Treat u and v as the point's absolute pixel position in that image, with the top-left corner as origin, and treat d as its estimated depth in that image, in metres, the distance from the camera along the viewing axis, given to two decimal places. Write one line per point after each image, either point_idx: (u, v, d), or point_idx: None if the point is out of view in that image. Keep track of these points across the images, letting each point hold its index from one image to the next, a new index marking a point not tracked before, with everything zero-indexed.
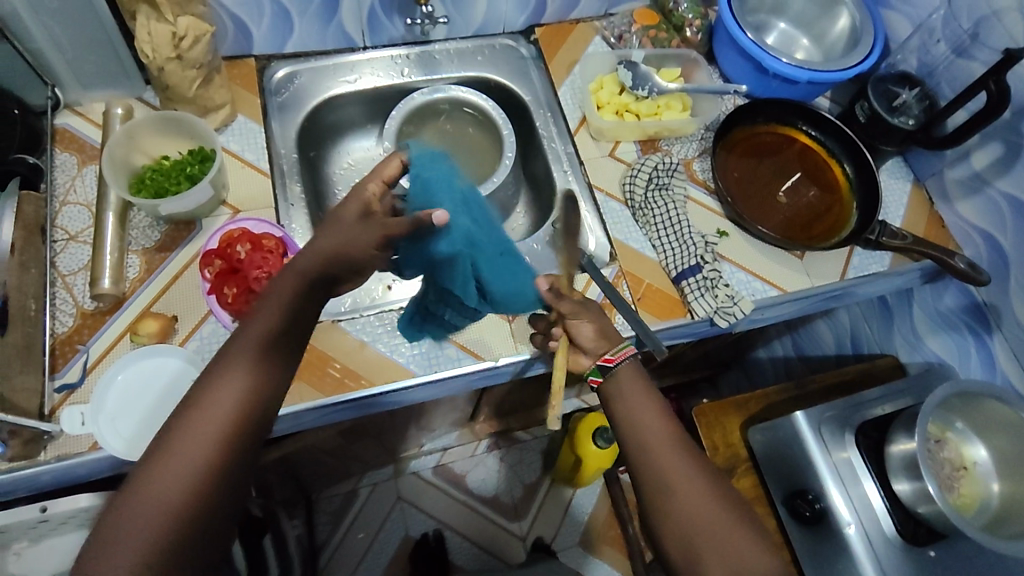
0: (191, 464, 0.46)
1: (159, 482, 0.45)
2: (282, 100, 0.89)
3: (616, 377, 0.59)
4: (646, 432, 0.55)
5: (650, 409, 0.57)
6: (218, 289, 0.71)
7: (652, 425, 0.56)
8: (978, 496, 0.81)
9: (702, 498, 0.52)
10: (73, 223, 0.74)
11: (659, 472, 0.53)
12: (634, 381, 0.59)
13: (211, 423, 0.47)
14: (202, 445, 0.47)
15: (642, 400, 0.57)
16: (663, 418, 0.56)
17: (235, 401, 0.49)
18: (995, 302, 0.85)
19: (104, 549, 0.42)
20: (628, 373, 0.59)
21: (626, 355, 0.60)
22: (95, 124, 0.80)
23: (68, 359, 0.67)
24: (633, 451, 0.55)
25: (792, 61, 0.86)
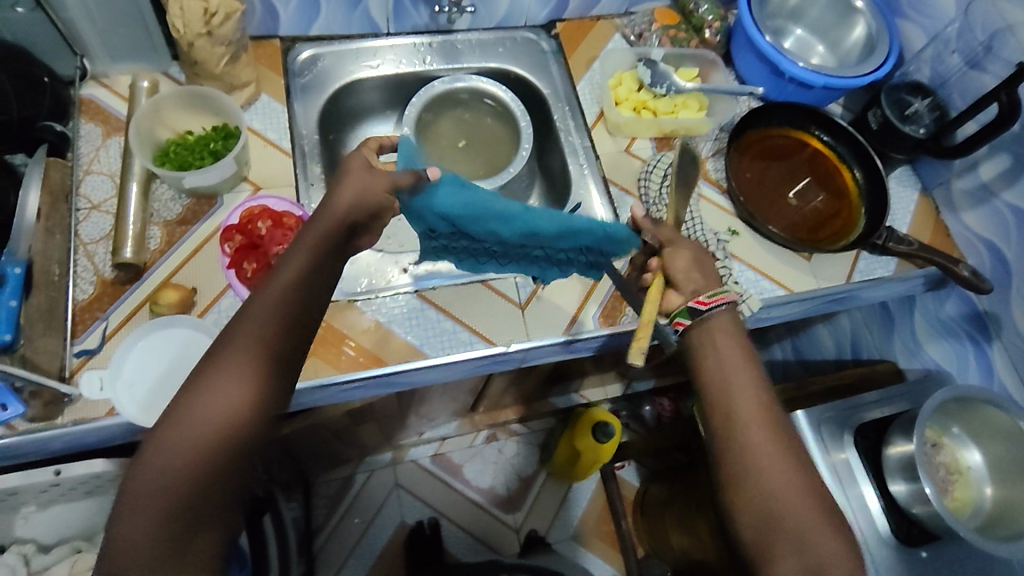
0: (198, 447, 0.46)
1: (168, 462, 0.45)
2: (305, 81, 0.90)
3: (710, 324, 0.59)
4: (737, 399, 0.55)
5: (745, 373, 0.56)
6: (237, 263, 0.72)
7: (745, 392, 0.55)
8: (971, 499, 0.82)
9: (788, 476, 0.51)
10: (96, 193, 0.75)
11: (748, 440, 0.53)
12: (730, 344, 0.58)
13: (220, 406, 0.47)
14: (209, 429, 0.47)
15: (736, 365, 0.56)
16: (756, 388, 0.56)
17: (245, 384, 0.48)
18: (996, 311, 0.87)
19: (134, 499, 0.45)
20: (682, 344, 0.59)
21: (720, 300, 0.59)
22: (121, 97, 0.81)
23: (88, 326, 0.68)
24: (718, 414, 0.55)
25: (809, 66, 0.88)
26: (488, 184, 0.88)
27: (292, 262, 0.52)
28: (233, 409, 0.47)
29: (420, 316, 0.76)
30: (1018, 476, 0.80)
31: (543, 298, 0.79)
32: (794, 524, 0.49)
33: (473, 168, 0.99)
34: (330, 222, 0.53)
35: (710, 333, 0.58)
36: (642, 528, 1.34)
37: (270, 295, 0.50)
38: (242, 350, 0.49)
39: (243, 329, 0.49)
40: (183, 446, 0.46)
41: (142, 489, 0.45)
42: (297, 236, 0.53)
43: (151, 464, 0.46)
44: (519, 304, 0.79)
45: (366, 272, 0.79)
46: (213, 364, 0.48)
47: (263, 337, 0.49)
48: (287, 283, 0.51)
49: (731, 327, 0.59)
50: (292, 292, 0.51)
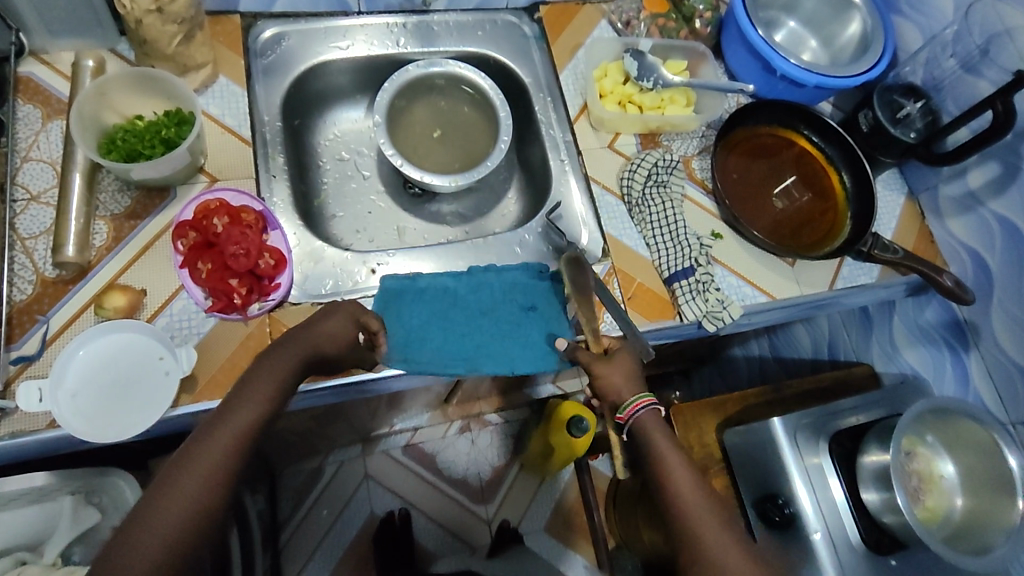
0: (193, 505, 0.47)
1: (165, 516, 0.46)
2: (268, 63, 0.83)
3: (640, 426, 0.61)
4: (679, 487, 0.58)
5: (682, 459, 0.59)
6: (191, 263, 0.67)
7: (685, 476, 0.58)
8: (942, 509, 0.82)
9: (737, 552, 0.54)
10: (35, 182, 0.69)
11: (697, 526, 0.56)
12: (662, 441, 0.60)
13: (182, 497, 0.47)
14: (199, 489, 0.48)
15: (676, 459, 0.59)
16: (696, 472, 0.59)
17: (205, 478, 0.48)
18: (975, 320, 0.86)
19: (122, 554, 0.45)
20: (649, 423, 0.61)
21: (634, 410, 0.61)
22: (63, 76, 0.74)
23: (26, 329, 0.63)
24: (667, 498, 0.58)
25: (801, 63, 0.84)
26: (463, 179, 0.83)
27: (266, 372, 0.55)
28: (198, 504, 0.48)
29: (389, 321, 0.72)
30: (992, 489, 0.79)
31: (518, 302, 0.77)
32: None
33: (448, 160, 0.92)
34: (306, 346, 0.59)
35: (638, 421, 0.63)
36: (612, 521, 1.33)
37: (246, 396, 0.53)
38: (215, 446, 0.50)
39: (246, 394, 0.53)
40: (179, 502, 0.47)
41: (137, 544, 0.45)
42: (268, 353, 0.57)
43: (111, 565, 0.44)
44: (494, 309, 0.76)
45: (331, 272, 0.75)
46: (176, 459, 0.49)
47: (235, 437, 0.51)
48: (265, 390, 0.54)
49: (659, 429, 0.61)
50: (271, 397, 0.54)
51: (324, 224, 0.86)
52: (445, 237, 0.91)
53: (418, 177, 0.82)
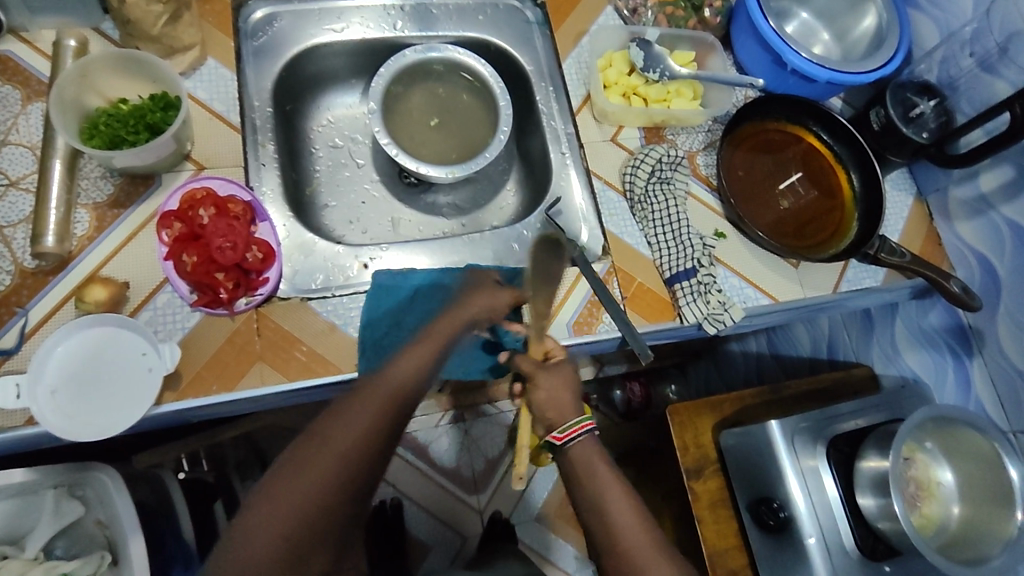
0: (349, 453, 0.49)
1: (324, 459, 0.48)
2: (259, 45, 0.80)
3: (577, 454, 0.58)
4: (626, 538, 0.53)
5: (626, 505, 0.55)
6: (176, 255, 0.65)
7: (632, 526, 0.54)
8: (937, 517, 0.81)
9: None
10: (13, 167, 0.66)
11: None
12: (601, 468, 0.57)
13: (291, 505, 0.47)
14: (356, 439, 0.49)
15: (614, 491, 0.55)
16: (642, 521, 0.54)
17: (323, 474, 0.48)
18: (980, 326, 0.85)
19: (280, 482, 0.48)
20: (584, 450, 0.58)
21: (576, 432, 0.58)
22: (44, 55, 0.71)
23: (4, 322, 0.61)
24: (612, 550, 0.53)
25: (812, 57, 0.81)
26: (460, 170, 0.80)
27: (388, 379, 0.53)
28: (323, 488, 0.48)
29: (380, 321, 0.69)
30: (989, 502, 0.78)
31: None
32: None
33: (445, 150, 0.88)
34: (433, 346, 0.58)
35: (571, 463, 0.58)
36: None
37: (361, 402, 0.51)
38: (326, 454, 0.48)
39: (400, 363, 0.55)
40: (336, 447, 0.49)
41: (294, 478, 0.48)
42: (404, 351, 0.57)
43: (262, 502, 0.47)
44: None
45: (322, 266, 0.73)
46: (300, 447, 0.49)
47: (348, 446, 0.49)
48: (383, 399, 0.52)
49: (595, 456, 0.58)
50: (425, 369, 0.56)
51: (316, 214, 0.84)
52: (441, 230, 0.89)
53: (414, 168, 0.80)
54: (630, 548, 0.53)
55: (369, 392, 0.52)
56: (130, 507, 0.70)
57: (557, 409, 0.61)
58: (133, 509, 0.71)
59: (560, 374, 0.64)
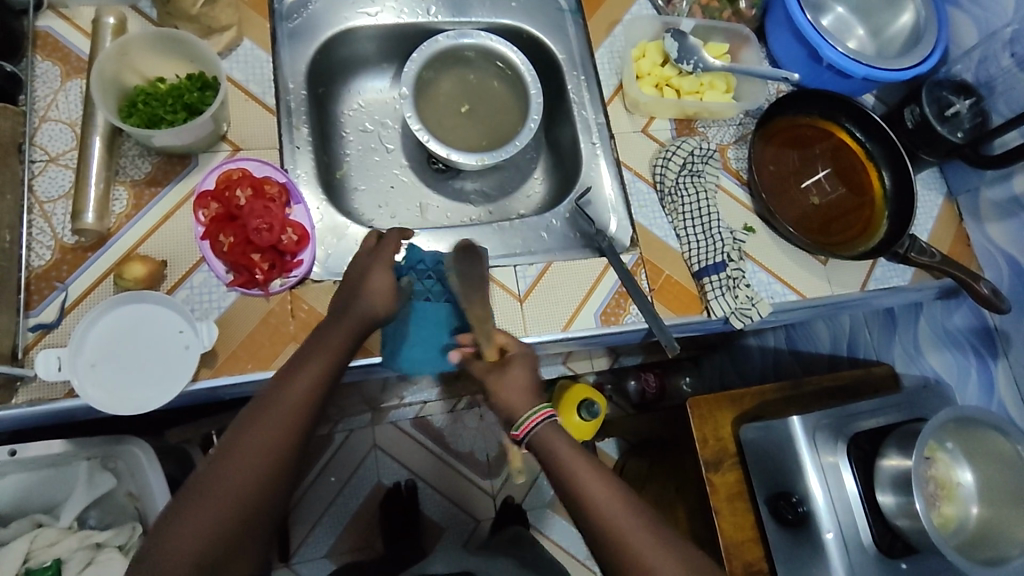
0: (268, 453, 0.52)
1: (244, 462, 0.51)
2: (294, 27, 0.80)
3: (542, 440, 0.57)
4: (601, 510, 0.53)
5: (603, 485, 0.54)
6: (212, 235, 0.66)
7: (610, 500, 0.53)
8: (957, 517, 0.81)
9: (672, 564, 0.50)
10: (53, 143, 0.67)
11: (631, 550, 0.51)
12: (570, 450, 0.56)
13: (212, 503, 0.49)
14: (272, 438, 0.53)
15: (585, 472, 0.55)
16: (620, 495, 0.54)
17: (252, 474, 0.51)
18: (1006, 329, 0.85)
19: (203, 491, 0.50)
20: (550, 431, 0.57)
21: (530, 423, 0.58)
22: (82, 32, 0.71)
23: (44, 297, 0.62)
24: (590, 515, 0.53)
25: (849, 52, 0.80)
26: (490, 157, 0.80)
27: (298, 382, 0.56)
28: (249, 486, 0.50)
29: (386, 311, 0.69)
30: (1010, 501, 0.79)
31: (549, 284, 0.75)
32: None
33: (475, 137, 0.88)
34: (340, 337, 0.60)
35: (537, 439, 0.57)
36: None
37: (272, 403, 0.54)
38: (251, 448, 0.52)
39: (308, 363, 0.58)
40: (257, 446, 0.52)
41: (219, 483, 0.50)
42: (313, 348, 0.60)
43: (183, 513, 0.49)
44: (518, 296, 0.74)
45: (355, 250, 0.74)
46: (222, 455, 0.52)
47: (270, 440, 0.52)
48: (298, 398, 0.55)
49: (558, 436, 0.57)
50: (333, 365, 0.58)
51: (345, 197, 0.84)
52: (469, 217, 0.89)
53: (444, 154, 0.80)
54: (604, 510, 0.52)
55: (282, 392, 0.55)
56: (162, 480, 0.71)
57: (511, 406, 0.60)
58: (165, 482, 0.73)
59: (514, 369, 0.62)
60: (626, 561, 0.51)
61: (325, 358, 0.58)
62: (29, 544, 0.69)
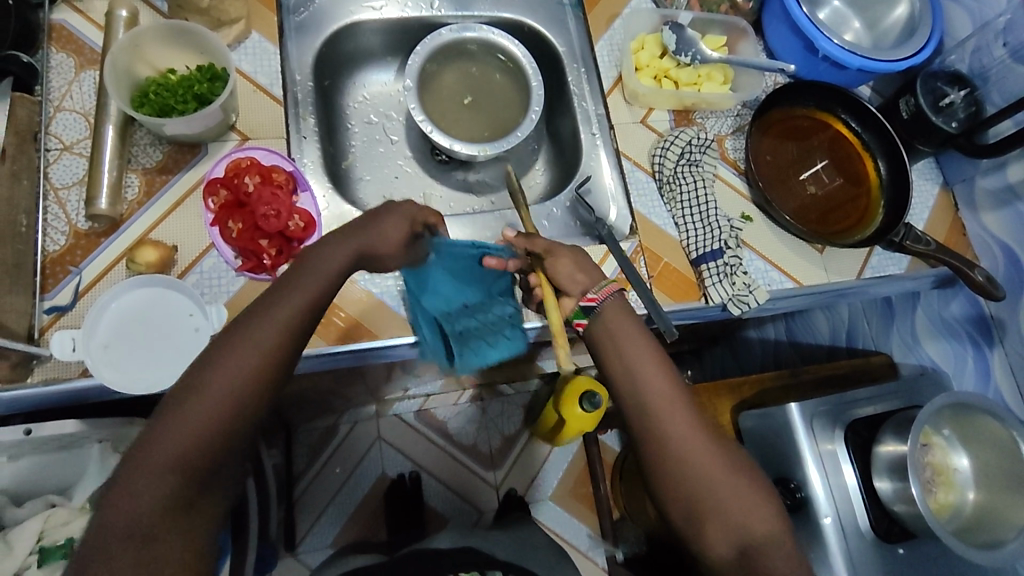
0: (259, 356, 0.51)
1: (228, 365, 0.50)
2: (301, 20, 0.82)
3: (605, 314, 0.61)
4: (653, 396, 0.57)
5: (658, 370, 0.58)
6: (221, 222, 0.68)
7: (660, 389, 0.57)
8: (952, 502, 0.83)
9: (709, 465, 0.54)
10: (68, 132, 0.69)
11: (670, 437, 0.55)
12: (630, 325, 0.61)
13: (179, 443, 0.47)
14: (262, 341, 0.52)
15: (643, 357, 0.59)
16: (672, 385, 0.58)
17: (240, 376, 0.50)
18: (1002, 316, 0.87)
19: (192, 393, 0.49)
20: (613, 309, 0.61)
21: (607, 291, 0.62)
22: (95, 25, 0.73)
23: (59, 280, 0.64)
24: (642, 410, 0.57)
25: (845, 44, 0.81)
26: (492, 147, 0.82)
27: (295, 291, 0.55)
28: (232, 391, 0.50)
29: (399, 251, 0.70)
30: (1006, 486, 0.79)
31: None
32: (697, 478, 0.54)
33: (477, 129, 0.90)
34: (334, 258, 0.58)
35: (607, 328, 0.61)
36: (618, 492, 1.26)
37: (244, 343, 0.51)
38: (240, 351, 0.51)
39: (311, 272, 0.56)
40: (251, 348, 0.51)
41: (204, 386, 0.49)
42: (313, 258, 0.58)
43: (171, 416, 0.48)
44: None
45: None
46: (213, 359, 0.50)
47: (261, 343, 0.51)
48: (289, 307, 0.54)
49: (624, 314, 0.61)
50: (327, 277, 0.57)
51: (350, 188, 0.86)
52: (471, 207, 0.91)
53: (447, 145, 0.81)
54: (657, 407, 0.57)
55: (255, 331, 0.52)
56: None
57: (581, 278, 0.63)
58: None
59: (575, 250, 0.66)
60: (665, 448, 0.55)
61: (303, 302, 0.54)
62: (44, 523, 0.70)
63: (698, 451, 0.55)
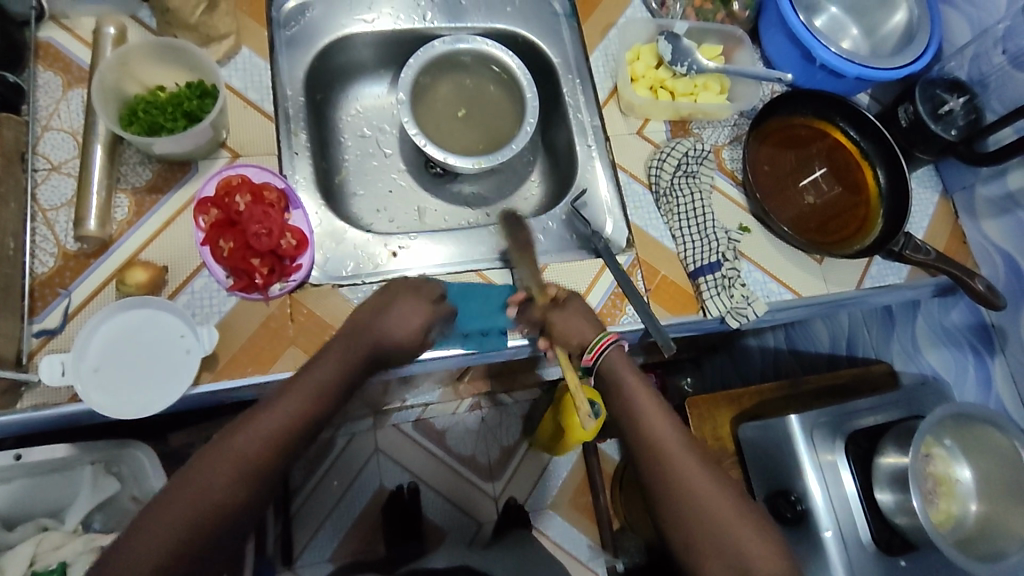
0: (310, 398, 0.57)
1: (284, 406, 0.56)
2: (292, 34, 0.82)
3: (609, 364, 0.65)
4: (667, 447, 0.59)
5: (666, 420, 0.61)
6: (212, 241, 0.67)
7: (675, 439, 0.60)
8: (955, 513, 0.81)
9: (731, 516, 0.56)
10: (56, 152, 0.68)
11: (689, 488, 0.57)
12: (634, 379, 0.64)
13: (229, 467, 0.52)
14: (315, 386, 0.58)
15: (652, 408, 0.62)
16: (682, 434, 0.61)
17: (290, 416, 0.56)
18: (1004, 325, 0.86)
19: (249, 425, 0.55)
20: (617, 357, 0.65)
21: (603, 346, 0.65)
22: (84, 43, 0.72)
23: (48, 303, 0.63)
24: (655, 459, 0.59)
25: (842, 52, 0.81)
26: (487, 160, 0.81)
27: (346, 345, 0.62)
28: (282, 429, 0.55)
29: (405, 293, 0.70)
30: (1009, 497, 0.79)
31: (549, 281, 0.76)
32: (721, 530, 0.55)
33: (472, 141, 0.89)
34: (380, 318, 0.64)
35: (615, 380, 0.64)
36: (618, 501, 1.27)
37: (297, 386, 0.57)
38: (296, 397, 0.57)
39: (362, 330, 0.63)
40: (305, 391, 0.57)
41: (260, 422, 0.55)
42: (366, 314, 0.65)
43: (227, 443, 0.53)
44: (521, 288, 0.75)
45: (352, 254, 0.75)
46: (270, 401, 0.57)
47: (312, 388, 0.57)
48: (340, 358, 0.60)
49: (624, 364, 0.65)
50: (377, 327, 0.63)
51: (343, 202, 0.85)
52: (466, 220, 0.90)
53: (441, 158, 0.80)
54: (664, 447, 0.59)
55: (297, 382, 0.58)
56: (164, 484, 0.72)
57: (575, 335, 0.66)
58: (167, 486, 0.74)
59: (573, 311, 0.68)
60: (685, 500, 0.57)
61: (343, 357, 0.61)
62: (35, 547, 0.69)
63: (716, 501, 0.57)
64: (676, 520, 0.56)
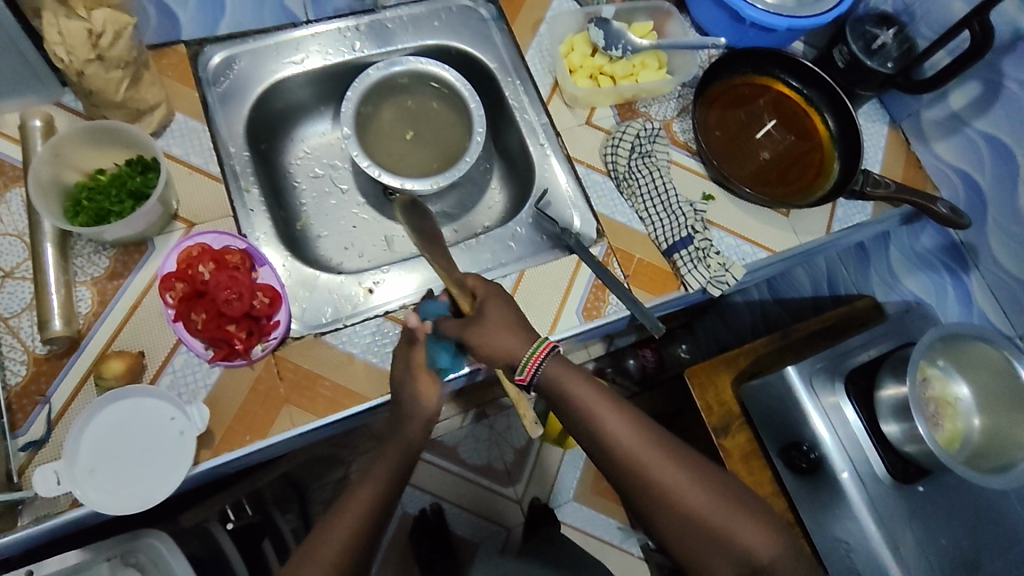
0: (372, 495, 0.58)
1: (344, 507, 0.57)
2: (223, 90, 0.80)
3: (547, 377, 0.61)
4: (637, 451, 0.58)
5: (623, 420, 0.60)
6: (184, 315, 0.65)
7: (640, 441, 0.59)
8: (961, 429, 0.83)
9: (712, 503, 0.57)
10: (5, 258, 0.66)
11: (667, 487, 0.57)
12: (586, 390, 0.60)
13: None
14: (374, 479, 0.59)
15: (605, 410, 0.60)
16: (640, 430, 0.60)
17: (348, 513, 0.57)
18: (973, 242, 0.89)
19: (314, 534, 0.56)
20: (557, 366, 0.61)
21: (531, 367, 0.60)
22: (11, 140, 0.70)
23: (29, 412, 0.62)
24: (626, 465, 0.58)
25: (768, 7, 0.82)
26: (444, 179, 0.80)
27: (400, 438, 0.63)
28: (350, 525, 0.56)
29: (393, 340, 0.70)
30: (1010, 406, 0.81)
31: (529, 283, 0.76)
32: (708, 521, 0.57)
33: (424, 161, 0.88)
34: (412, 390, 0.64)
35: (561, 390, 0.61)
36: None
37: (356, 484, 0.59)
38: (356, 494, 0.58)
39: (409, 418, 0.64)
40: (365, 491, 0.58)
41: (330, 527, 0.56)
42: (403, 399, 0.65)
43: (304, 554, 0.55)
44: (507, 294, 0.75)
45: (329, 299, 0.74)
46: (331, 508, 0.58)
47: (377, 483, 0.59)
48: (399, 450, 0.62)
49: (566, 370, 0.61)
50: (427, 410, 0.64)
51: (308, 246, 0.84)
52: None
53: (398, 185, 0.79)
54: (631, 451, 0.59)
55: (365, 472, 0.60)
56: (185, 563, 0.71)
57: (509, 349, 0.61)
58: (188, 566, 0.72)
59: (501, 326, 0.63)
60: (666, 498, 0.57)
61: (398, 447, 0.62)
62: None
63: (696, 493, 0.58)
64: (661, 517, 0.58)
